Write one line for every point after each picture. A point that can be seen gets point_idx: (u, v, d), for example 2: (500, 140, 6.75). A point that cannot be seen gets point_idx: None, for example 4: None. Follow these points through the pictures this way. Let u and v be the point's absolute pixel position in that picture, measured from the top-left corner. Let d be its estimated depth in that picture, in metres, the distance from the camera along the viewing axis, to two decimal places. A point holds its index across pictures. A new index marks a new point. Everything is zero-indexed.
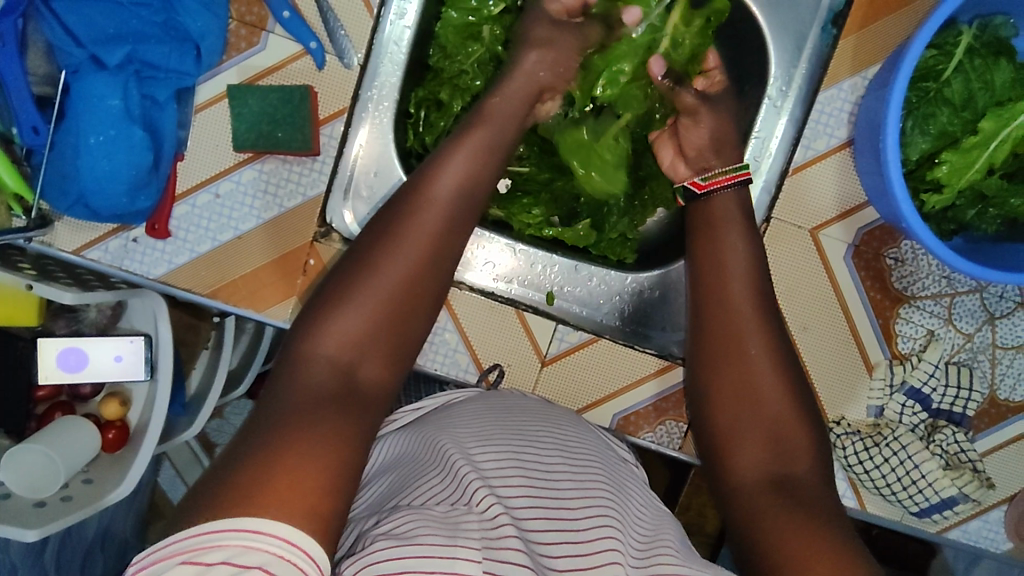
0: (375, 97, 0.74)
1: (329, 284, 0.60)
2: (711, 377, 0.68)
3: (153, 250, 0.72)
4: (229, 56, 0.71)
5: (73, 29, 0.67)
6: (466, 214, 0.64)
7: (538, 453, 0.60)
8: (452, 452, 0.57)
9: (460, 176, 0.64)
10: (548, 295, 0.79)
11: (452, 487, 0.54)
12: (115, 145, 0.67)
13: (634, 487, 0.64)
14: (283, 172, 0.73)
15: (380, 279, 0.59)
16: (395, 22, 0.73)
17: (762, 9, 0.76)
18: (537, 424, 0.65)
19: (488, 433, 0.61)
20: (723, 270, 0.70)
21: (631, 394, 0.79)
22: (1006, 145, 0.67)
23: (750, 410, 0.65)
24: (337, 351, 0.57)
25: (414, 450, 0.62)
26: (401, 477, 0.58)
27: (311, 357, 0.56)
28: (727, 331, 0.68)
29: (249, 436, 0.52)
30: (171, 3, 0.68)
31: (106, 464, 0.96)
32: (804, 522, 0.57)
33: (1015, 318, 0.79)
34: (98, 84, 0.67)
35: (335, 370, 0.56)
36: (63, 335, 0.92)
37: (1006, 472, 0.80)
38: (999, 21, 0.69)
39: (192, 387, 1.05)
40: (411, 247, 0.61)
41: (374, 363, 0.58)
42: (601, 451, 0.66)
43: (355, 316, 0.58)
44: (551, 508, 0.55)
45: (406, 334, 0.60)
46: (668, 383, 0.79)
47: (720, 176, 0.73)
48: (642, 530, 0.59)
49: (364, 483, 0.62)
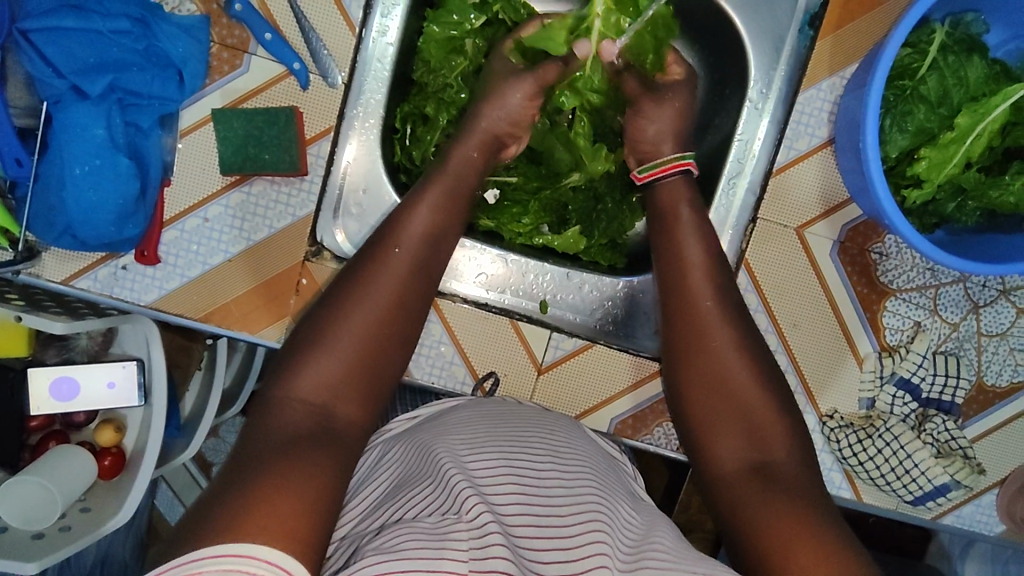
0: (360, 115, 0.74)
1: (326, 305, 0.61)
2: (686, 384, 0.68)
3: (144, 277, 0.72)
4: (212, 80, 0.71)
5: (53, 61, 0.66)
6: (434, 248, 0.66)
7: (531, 459, 0.60)
8: (444, 459, 0.58)
9: (435, 207, 0.67)
10: (542, 303, 0.80)
11: (443, 496, 0.54)
12: (102, 175, 0.67)
13: (623, 491, 0.64)
14: (271, 194, 0.72)
15: (359, 312, 0.60)
16: (378, 39, 0.73)
17: (738, 11, 0.76)
18: (529, 430, 0.65)
19: (481, 440, 0.62)
20: (688, 267, 0.70)
21: (605, 411, 0.80)
22: (982, 139, 0.68)
23: (730, 405, 0.65)
24: (313, 393, 0.57)
25: (407, 458, 0.62)
26: (394, 487, 0.59)
27: (287, 400, 0.56)
28: (689, 328, 0.68)
29: (235, 465, 0.51)
30: (151, 30, 0.69)
31: (104, 492, 0.95)
32: (786, 509, 0.58)
33: (998, 305, 0.81)
34: (80, 114, 0.67)
35: (310, 411, 0.56)
36: (55, 364, 0.92)
37: (996, 457, 0.82)
38: (970, 18, 0.71)
39: (187, 408, 1.05)
40: (387, 274, 0.62)
41: (349, 404, 0.58)
42: (591, 456, 0.66)
43: (352, 335, 0.59)
44: (542, 514, 0.55)
45: (380, 374, 0.60)
46: (644, 396, 0.80)
47: (664, 165, 0.74)
48: (630, 534, 0.58)
49: (355, 490, 0.62)
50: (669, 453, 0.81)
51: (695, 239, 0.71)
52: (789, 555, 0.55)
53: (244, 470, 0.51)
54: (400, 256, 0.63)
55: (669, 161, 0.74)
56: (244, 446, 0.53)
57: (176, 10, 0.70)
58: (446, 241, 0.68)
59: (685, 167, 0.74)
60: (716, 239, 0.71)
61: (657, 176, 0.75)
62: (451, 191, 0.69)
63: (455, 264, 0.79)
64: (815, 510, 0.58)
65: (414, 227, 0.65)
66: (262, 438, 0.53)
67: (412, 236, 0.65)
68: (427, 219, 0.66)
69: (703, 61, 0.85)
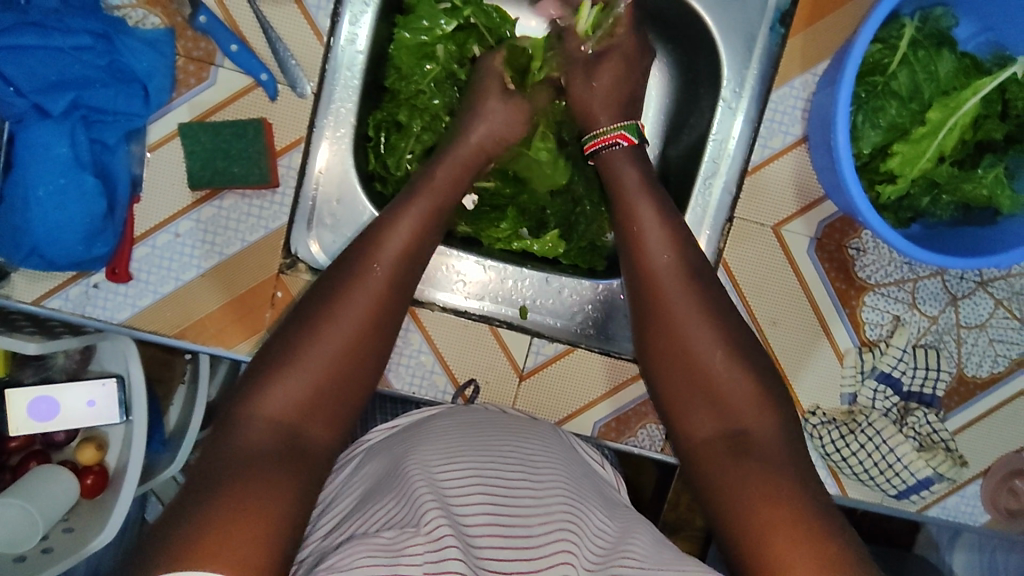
0: (331, 125, 0.73)
1: (299, 318, 0.61)
2: (664, 387, 0.67)
3: (116, 294, 0.71)
4: (179, 94, 0.70)
5: (14, 79, 0.65)
6: (411, 262, 0.65)
7: (502, 469, 0.60)
8: (414, 472, 0.57)
9: (409, 219, 0.66)
10: (521, 309, 0.79)
11: (406, 509, 0.54)
12: (67, 194, 0.66)
13: (597, 499, 0.64)
14: (243, 207, 0.72)
15: (331, 328, 0.59)
16: (347, 47, 0.72)
17: (708, 9, 0.76)
18: (504, 439, 0.65)
19: (454, 451, 0.61)
20: (652, 272, 0.68)
21: (587, 415, 0.80)
22: (955, 133, 0.68)
23: (708, 409, 0.64)
24: (280, 410, 0.56)
25: (380, 471, 0.61)
26: (363, 501, 0.59)
27: (252, 417, 0.55)
28: (665, 324, 0.67)
29: (194, 485, 0.51)
30: (113, 45, 0.68)
31: (86, 511, 0.94)
32: (765, 494, 0.57)
33: (976, 297, 0.81)
34: (43, 133, 0.66)
35: (278, 428, 0.56)
36: (32, 384, 0.90)
37: (978, 448, 0.82)
38: (939, 12, 0.71)
39: (170, 423, 1.04)
40: (357, 287, 0.61)
41: (318, 423, 0.58)
42: (565, 464, 0.66)
43: (332, 337, 0.59)
44: (509, 525, 0.55)
45: (351, 390, 0.59)
46: (622, 402, 0.80)
47: (598, 138, 0.75)
48: (601, 542, 0.58)
49: (328, 504, 0.62)
50: (654, 454, 0.81)
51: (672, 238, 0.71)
52: (771, 559, 0.54)
53: (207, 489, 0.50)
54: (378, 278, 0.62)
55: (600, 134, 0.75)
56: (206, 463, 0.53)
57: (140, 23, 0.69)
58: (427, 251, 0.67)
59: (614, 140, 0.74)
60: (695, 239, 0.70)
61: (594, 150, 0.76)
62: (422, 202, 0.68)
63: (433, 272, 0.79)
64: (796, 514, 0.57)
65: (383, 238, 0.65)
66: (225, 457, 0.53)
67: (378, 251, 0.64)
68: (398, 232, 0.65)
69: (675, 60, 0.85)
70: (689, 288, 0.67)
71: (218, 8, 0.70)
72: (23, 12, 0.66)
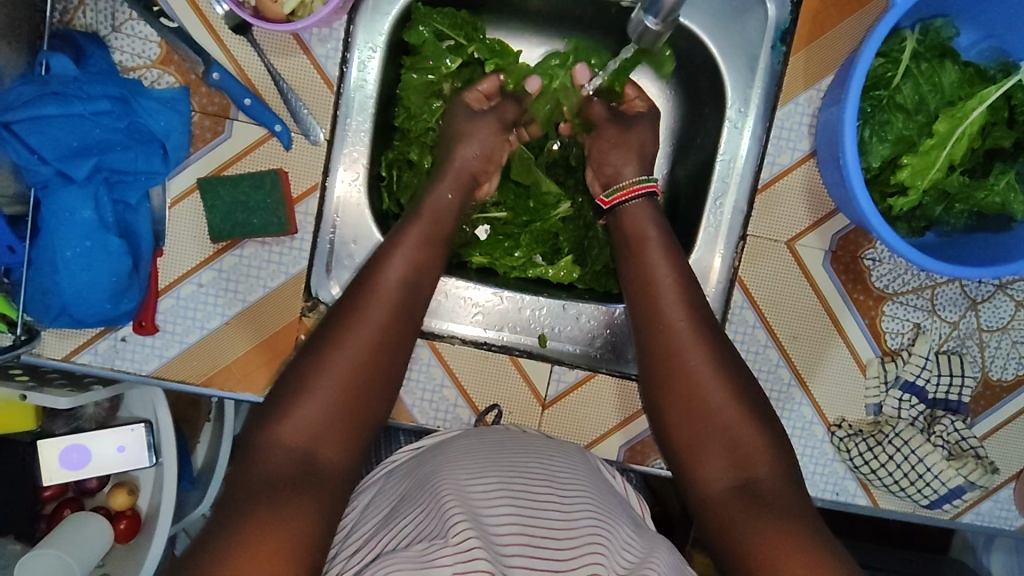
0: (347, 164, 0.75)
1: (308, 346, 0.62)
2: (663, 397, 0.68)
3: (143, 346, 0.73)
4: (195, 149, 0.72)
5: (37, 148, 0.67)
6: (419, 279, 0.67)
7: (529, 484, 0.60)
8: (444, 488, 0.58)
9: (410, 254, 0.67)
10: (540, 337, 0.80)
11: (436, 522, 0.54)
12: (92, 257, 0.68)
13: (623, 513, 0.64)
14: (263, 255, 0.73)
15: (351, 338, 0.62)
16: (361, 90, 0.75)
17: (707, 32, 0.77)
18: (528, 455, 0.66)
19: (482, 466, 0.62)
20: (655, 297, 0.70)
21: (601, 448, 0.80)
22: (963, 143, 0.68)
23: (720, 445, 0.65)
24: (307, 428, 0.58)
25: (408, 489, 0.62)
26: (396, 515, 0.60)
27: (275, 444, 0.57)
28: (665, 349, 0.68)
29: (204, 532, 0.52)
30: (131, 107, 0.69)
31: (122, 555, 0.96)
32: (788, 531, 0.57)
33: (997, 300, 0.81)
34: (69, 198, 0.68)
35: (302, 448, 0.58)
36: (63, 434, 0.92)
37: (1007, 453, 0.82)
38: (940, 23, 0.72)
39: (199, 462, 1.05)
40: (376, 304, 0.64)
41: (343, 433, 0.60)
42: (591, 480, 0.66)
43: (354, 344, 0.61)
44: (538, 538, 0.55)
45: (373, 401, 0.62)
46: (633, 432, 0.80)
47: (624, 190, 0.76)
48: (628, 556, 0.58)
49: (355, 525, 0.63)
50: None
51: (656, 261, 0.72)
52: None
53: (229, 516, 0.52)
54: (383, 296, 0.64)
55: (628, 185, 0.76)
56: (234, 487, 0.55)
57: (155, 83, 0.71)
58: (430, 274, 0.68)
59: (648, 189, 0.76)
60: (682, 265, 0.72)
61: (621, 200, 0.76)
62: (432, 232, 0.70)
63: (450, 305, 0.80)
64: (817, 542, 0.57)
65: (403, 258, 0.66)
66: (253, 478, 0.55)
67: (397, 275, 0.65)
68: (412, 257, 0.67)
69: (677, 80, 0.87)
70: (681, 300, 0.69)
71: (230, 63, 0.72)
72: (44, 82, 0.68)
